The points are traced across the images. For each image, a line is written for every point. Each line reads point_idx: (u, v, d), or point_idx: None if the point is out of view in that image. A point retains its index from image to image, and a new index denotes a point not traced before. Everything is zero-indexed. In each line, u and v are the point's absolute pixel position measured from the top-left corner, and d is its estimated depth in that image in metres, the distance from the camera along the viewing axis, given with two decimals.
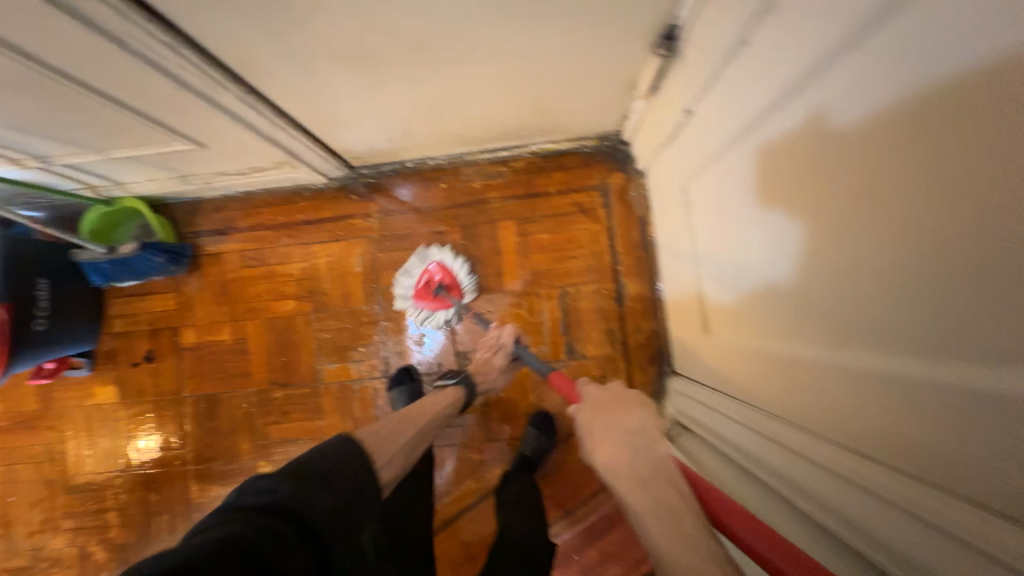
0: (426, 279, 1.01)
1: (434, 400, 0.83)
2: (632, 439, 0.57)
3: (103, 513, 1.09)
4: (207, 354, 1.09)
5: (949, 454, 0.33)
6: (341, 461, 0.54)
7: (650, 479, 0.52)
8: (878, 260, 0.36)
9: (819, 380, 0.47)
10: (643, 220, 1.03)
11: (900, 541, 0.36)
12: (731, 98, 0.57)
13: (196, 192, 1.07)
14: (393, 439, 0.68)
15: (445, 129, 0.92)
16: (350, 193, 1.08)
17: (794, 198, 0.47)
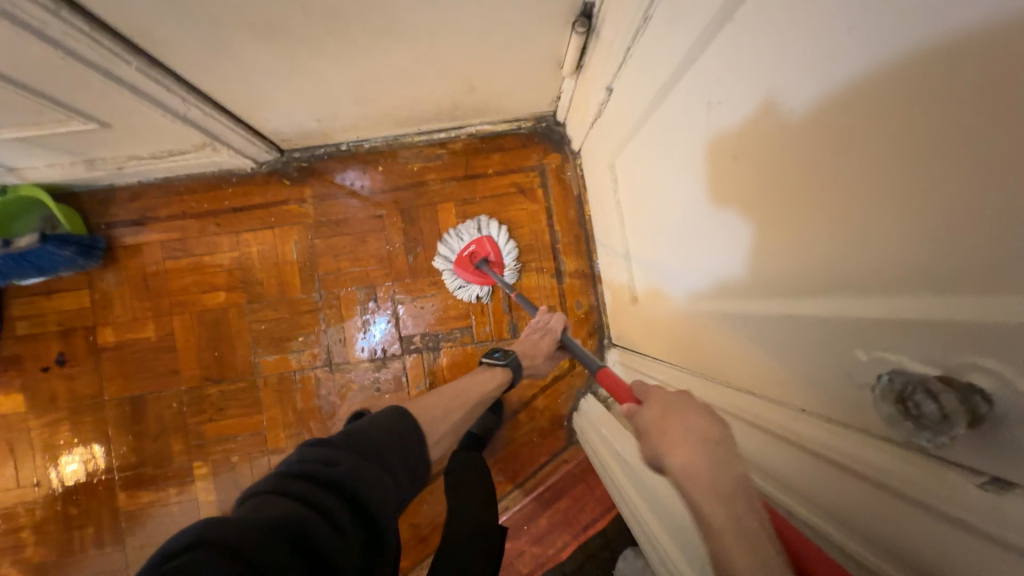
0: (473, 249, 1.01)
1: (484, 379, 0.85)
2: (715, 447, 0.40)
3: (17, 532, 1.01)
4: (130, 353, 1.02)
5: (860, 398, 0.34)
6: (392, 442, 0.56)
7: (736, 500, 0.36)
8: (799, 211, 0.36)
9: (744, 336, 0.48)
10: (580, 199, 1.06)
11: (820, 482, 0.38)
12: (652, 61, 0.57)
13: (108, 179, 0.99)
14: (440, 421, 0.74)
15: (377, 110, 0.91)
16: (282, 178, 1.04)
17: (720, 155, 0.46)
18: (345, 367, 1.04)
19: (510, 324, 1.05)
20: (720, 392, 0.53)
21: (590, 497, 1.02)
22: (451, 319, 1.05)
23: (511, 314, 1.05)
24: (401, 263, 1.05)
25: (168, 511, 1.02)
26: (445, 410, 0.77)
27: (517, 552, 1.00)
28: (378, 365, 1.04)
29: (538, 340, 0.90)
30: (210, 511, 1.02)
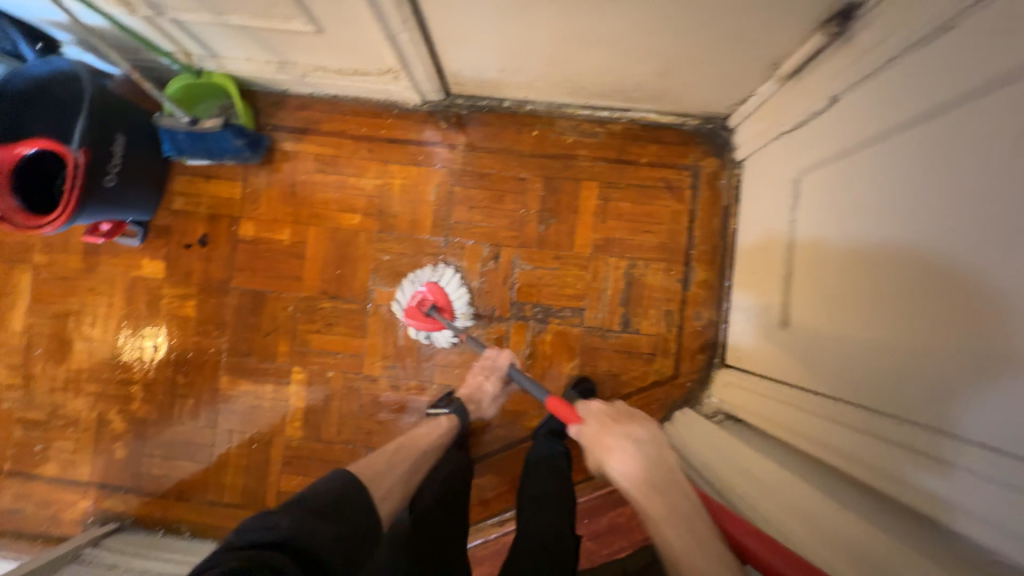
0: (421, 298, 1.02)
1: (428, 429, 0.85)
2: (646, 449, 0.59)
3: (128, 385, 1.09)
4: (262, 250, 1.07)
5: (926, 401, 0.49)
6: (340, 498, 0.61)
7: (667, 491, 0.55)
8: (906, 270, 0.53)
9: (850, 358, 0.62)
10: (727, 210, 1.02)
11: (895, 465, 0.52)
12: (853, 116, 0.66)
13: (287, 85, 1.04)
14: (383, 476, 0.70)
15: (560, 74, 0.90)
16: (440, 120, 1.06)
17: (860, 218, 0.62)
18: (451, 316, 1.05)
19: (623, 317, 1.03)
20: (823, 402, 0.66)
21: None
22: (565, 297, 1.04)
23: (626, 307, 1.03)
24: (530, 229, 1.04)
25: (259, 405, 1.07)
26: (387, 462, 0.73)
27: None
28: (483, 322, 1.05)
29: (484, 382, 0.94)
30: (296, 417, 1.07)
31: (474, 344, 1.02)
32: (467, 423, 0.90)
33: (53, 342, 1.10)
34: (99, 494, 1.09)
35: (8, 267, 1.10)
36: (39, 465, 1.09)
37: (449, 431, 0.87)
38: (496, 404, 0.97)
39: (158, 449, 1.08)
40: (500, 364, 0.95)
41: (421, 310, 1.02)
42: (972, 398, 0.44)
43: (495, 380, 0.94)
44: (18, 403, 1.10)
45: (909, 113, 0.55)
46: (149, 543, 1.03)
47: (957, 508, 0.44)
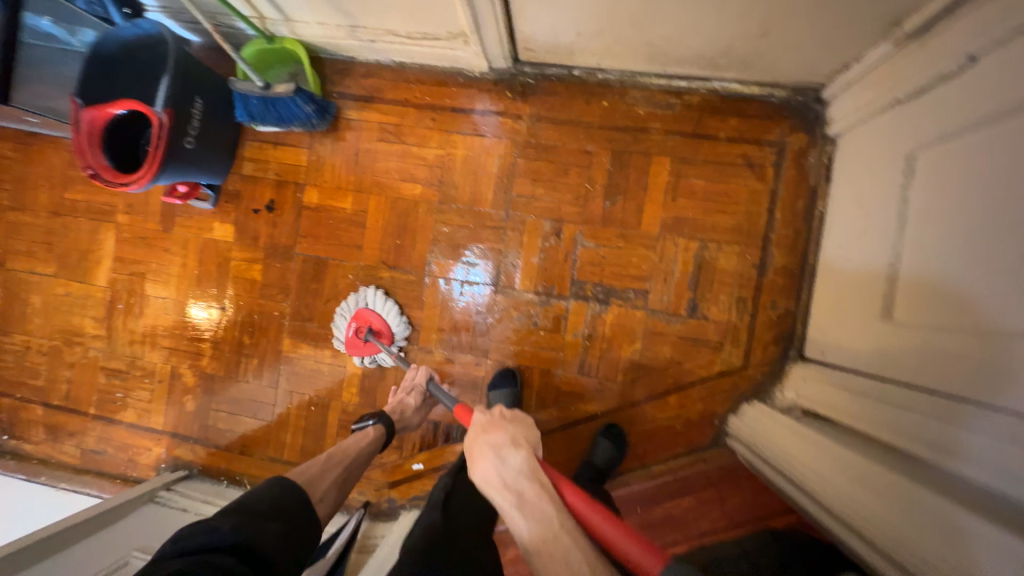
0: (356, 327, 1.04)
1: (356, 437, 0.90)
2: (501, 451, 0.65)
3: (198, 343, 1.14)
4: (325, 218, 1.09)
5: (1013, 387, 0.51)
6: (278, 497, 0.71)
7: (521, 488, 0.62)
8: (999, 259, 0.54)
9: (932, 346, 0.63)
10: (815, 191, 0.93)
11: (977, 449, 0.53)
12: (962, 94, 0.62)
13: (354, 51, 1.03)
14: (317, 481, 0.78)
15: (641, 37, 0.84)
16: (505, 89, 1.02)
17: (954, 207, 0.62)
18: (507, 292, 1.03)
19: (690, 302, 0.97)
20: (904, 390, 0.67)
21: (718, 506, 0.95)
22: (628, 278, 0.99)
23: (694, 292, 0.97)
24: (595, 206, 1.00)
25: (317, 371, 1.10)
26: (322, 468, 0.81)
27: None
28: (541, 300, 1.02)
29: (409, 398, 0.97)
30: (351, 383, 1.09)
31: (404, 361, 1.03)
32: (393, 431, 0.93)
33: (132, 297, 1.17)
34: (170, 443, 1.16)
35: (96, 226, 1.18)
36: (119, 411, 1.18)
37: (380, 439, 0.91)
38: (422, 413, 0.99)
39: (223, 405, 1.14)
40: (420, 381, 0.97)
41: (358, 338, 1.03)
42: None
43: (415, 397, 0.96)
44: (102, 352, 1.18)
45: (1015, 96, 0.54)
46: (216, 492, 1.10)
47: (970, 460, 0.54)
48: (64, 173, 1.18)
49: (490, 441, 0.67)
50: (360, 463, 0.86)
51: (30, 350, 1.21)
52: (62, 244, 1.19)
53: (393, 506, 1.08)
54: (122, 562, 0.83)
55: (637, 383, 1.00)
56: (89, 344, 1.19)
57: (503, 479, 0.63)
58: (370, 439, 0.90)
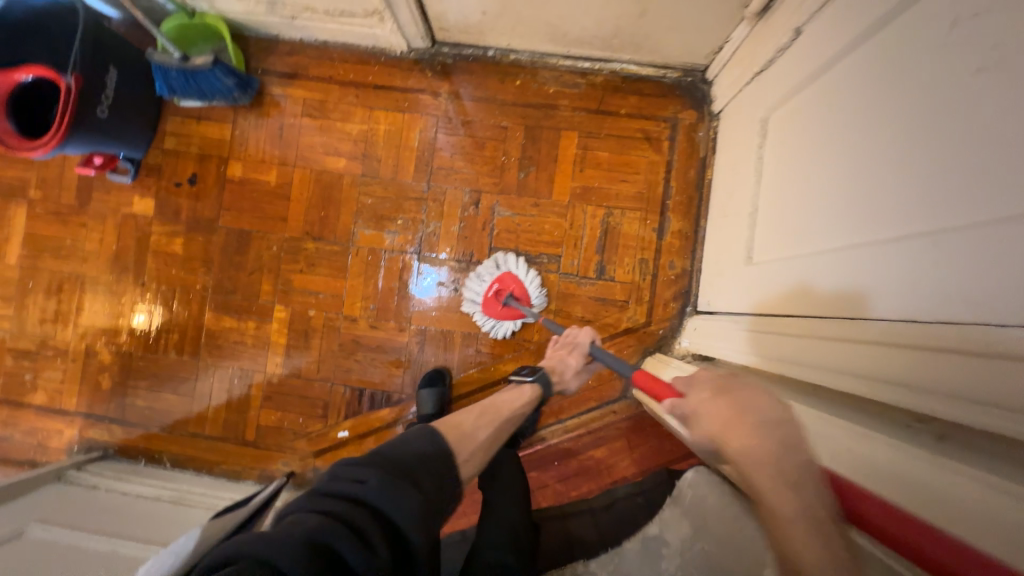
0: (498, 287, 1.02)
1: (511, 396, 0.83)
2: (769, 429, 0.55)
3: (116, 320, 1.12)
4: (249, 190, 1.10)
5: (920, 292, 0.48)
6: (431, 458, 0.59)
7: (796, 480, 0.50)
8: (895, 164, 0.52)
9: (832, 271, 0.61)
10: (704, 162, 1.03)
11: (898, 370, 0.49)
12: (811, 45, 0.69)
13: (277, 29, 1.06)
14: (469, 437, 0.70)
15: (542, 17, 0.92)
16: (425, 69, 1.08)
17: (843, 127, 0.61)
18: (431, 259, 1.07)
19: (598, 264, 1.05)
20: (808, 322, 0.65)
21: (628, 454, 1.02)
22: (543, 244, 1.06)
23: (602, 255, 1.05)
24: (510, 177, 1.07)
25: (243, 343, 1.10)
26: (477, 424, 0.74)
27: (541, 484, 1.02)
28: (462, 267, 1.07)
29: (567, 357, 0.91)
30: (277, 354, 1.09)
31: (551, 324, 0.99)
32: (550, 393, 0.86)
33: (43, 274, 1.13)
34: (84, 424, 1.12)
35: (4, 202, 1.14)
36: (28, 393, 1.13)
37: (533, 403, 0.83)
38: (580, 380, 0.92)
39: (143, 382, 1.11)
40: (582, 340, 0.91)
41: (498, 299, 1.02)
42: (972, 274, 0.42)
43: (578, 356, 0.89)
44: (8, 332, 1.13)
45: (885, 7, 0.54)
46: (133, 470, 1.07)
47: (905, 386, 0.49)
48: None
49: (760, 416, 0.56)
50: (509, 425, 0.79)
51: None
52: None
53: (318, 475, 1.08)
54: (17, 533, 0.80)
55: None
56: None
57: (786, 474, 0.51)
58: (524, 403, 0.83)
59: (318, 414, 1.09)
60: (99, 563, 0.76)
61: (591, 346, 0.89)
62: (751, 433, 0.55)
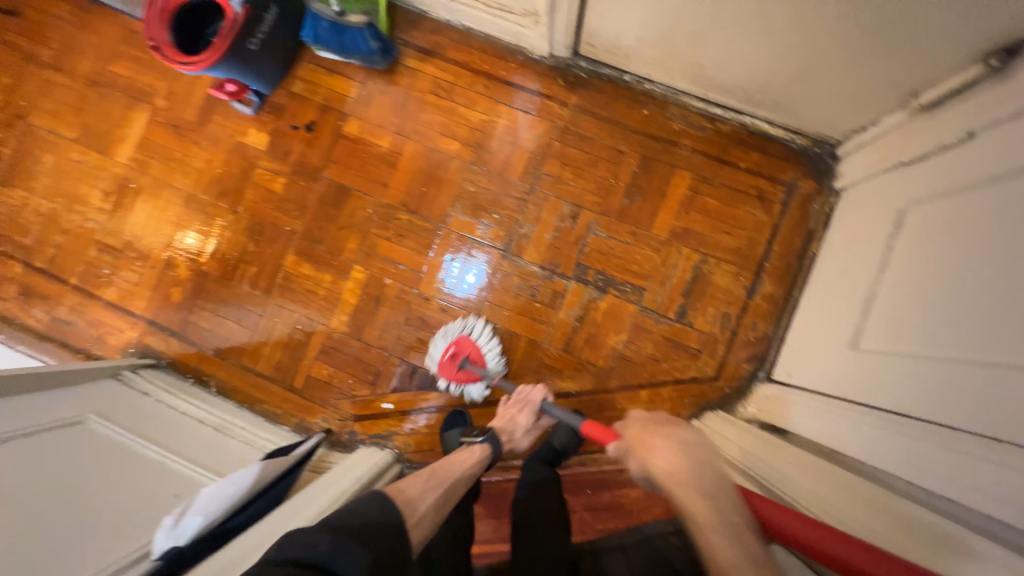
0: (454, 351, 1.03)
1: (461, 457, 0.84)
2: (690, 451, 0.63)
3: (202, 240, 1.15)
4: (360, 150, 1.13)
5: (994, 411, 0.52)
6: (382, 524, 0.61)
7: (715, 493, 0.57)
8: (1003, 291, 0.55)
9: (916, 371, 0.64)
10: (812, 234, 1.02)
11: (957, 471, 0.54)
12: (962, 157, 0.70)
13: (429, 6, 1.09)
14: (419, 500, 0.70)
15: (693, 58, 0.93)
16: (558, 78, 1.10)
17: (964, 243, 0.64)
18: (515, 260, 1.08)
19: (680, 307, 1.04)
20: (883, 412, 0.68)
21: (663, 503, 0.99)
22: (630, 273, 1.05)
23: (686, 299, 1.03)
24: (614, 201, 1.07)
25: (313, 294, 1.12)
26: (425, 484, 0.74)
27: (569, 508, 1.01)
28: (545, 275, 1.07)
29: (518, 414, 0.95)
30: (343, 312, 1.11)
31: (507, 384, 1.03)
32: (500, 449, 0.89)
33: (148, 179, 1.17)
34: (146, 330, 1.14)
35: (132, 104, 1.19)
36: (101, 287, 1.16)
37: (485, 458, 0.86)
38: (529, 437, 0.96)
39: (210, 305, 1.13)
40: (534, 398, 0.97)
41: (455, 363, 1.03)
42: None
43: (528, 412, 0.95)
44: (101, 225, 1.17)
45: None
46: (179, 386, 1.08)
47: (954, 484, 0.54)
48: (115, 46, 1.20)
49: (676, 439, 0.65)
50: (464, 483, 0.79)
51: (27, 208, 1.20)
52: (92, 112, 1.20)
53: (351, 440, 1.08)
54: (77, 420, 0.82)
55: (614, 373, 1.04)
56: (89, 215, 1.18)
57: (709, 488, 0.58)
58: (473, 461, 0.85)
59: (366, 379, 1.09)
60: (137, 487, 0.76)
61: (542, 403, 0.95)
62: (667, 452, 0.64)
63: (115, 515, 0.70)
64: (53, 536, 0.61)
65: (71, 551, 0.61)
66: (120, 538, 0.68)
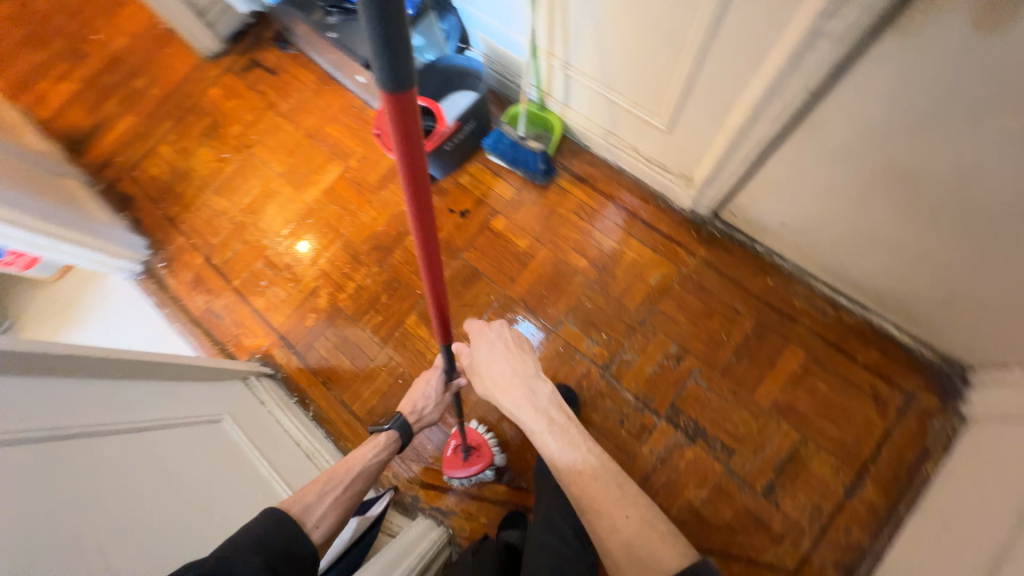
0: (455, 446, 1.12)
1: (358, 455, 0.94)
2: (524, 377, 0.88)
3: (346, 279, 1.32)
4: (499, 244, 1.27)
5: None
6: (274, 533, 0.70)
7: (546, 409, 0.85)
8: None
9: None
10: (928, 453, 0.98)
11: None
12: None
13: (593, 145, 1.27)
14: (314, 506, 0.81)
15: (831, 252, 0.99)
16: (692, 229, 1.19)
17: None
18: (613, 382, 1.13)
19: (769, 482, 1.01)
20: None
21: None
22: (723, 430, 1.06)
23: (777, 475, 1.01)
24: (721, 355, 1.10)
25: (422, 353, 1.24)
26: (321, 488, 0.85)
27: None
28: (637, 405, 1.10)
29: (424, 399, 1.05)
30: None
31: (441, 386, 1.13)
32: (406, 430, 1.01)
33: (322, 219, 1.40)
34: (275, 342, 1.31)
35: (332, 158, 1.45)
36: (255, 295, 1.36)
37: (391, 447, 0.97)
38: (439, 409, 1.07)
39: (334, 337, 1.28)
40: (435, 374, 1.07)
41: (459, 456, 1.10)
42: None
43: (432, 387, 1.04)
44: (272, 245, 1.40)
45: None
46: (287, 403, 1.21)
47: None
48: (335, 113, 1.50)
49: (510, 368, 0.89)
50: (362, 481, 0.91)
51: (225, 215, 1.46)
52: (300, 156, 1.48)
53: (414, 503, 1.13)
54: (217, 418, 0.96)
55: (685, 528, 1.01)
56: (266, 234, 1.41)
57: (531, 402, 0.86)
58: (380, 447, 0.98)
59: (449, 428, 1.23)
60: (248, 496, 0.84)
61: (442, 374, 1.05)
62: (505, 381, 0.88)
63: (210, 516, 0.75)
64: (163, 514, 0.69)
65: (182, 540, 0.68)
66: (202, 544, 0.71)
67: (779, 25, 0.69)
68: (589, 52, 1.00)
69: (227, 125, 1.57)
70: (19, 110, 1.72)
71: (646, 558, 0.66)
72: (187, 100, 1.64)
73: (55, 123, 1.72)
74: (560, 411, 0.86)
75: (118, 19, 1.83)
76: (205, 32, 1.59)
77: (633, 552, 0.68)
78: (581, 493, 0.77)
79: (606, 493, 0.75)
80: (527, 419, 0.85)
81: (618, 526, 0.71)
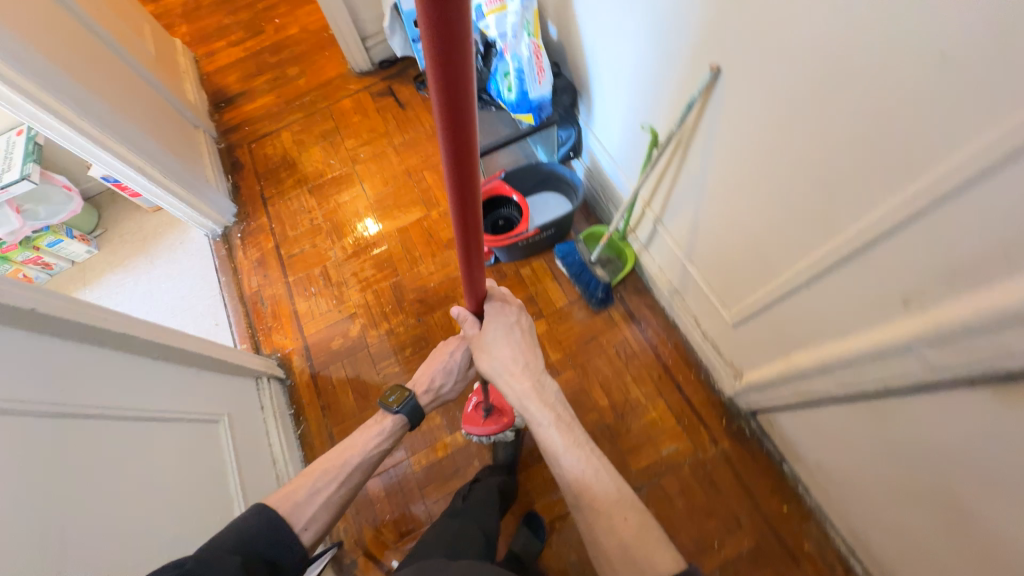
0: (477, 403, 1.16)
1: (356, 443, 0.96)
2: (535, 364, 0.83)
3: (384, 319, 1.37)
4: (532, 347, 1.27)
5: None
6: (260, 536, 0.76)
7: (552, 403, 0.82)
8: None
9: None
10: None
11: None
12: None
13: (657, 291, 1.26)
14: (304, 504, 0.85)
15: (860, 519, 0.91)
16: (723, 416, 1.14)
17: None
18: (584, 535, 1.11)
19: None
20: None
21: None
22: None
23: None
24: (704, 564, 1.02)
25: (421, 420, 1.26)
26: (320, 481, 0.89)
27: None
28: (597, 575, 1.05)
29: (443, 376, 1.06)
30: (426, 457, 1.22)
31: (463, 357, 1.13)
32: (417, 413, 1.01)
33: (387, 253, 1.47)
34: (298, 349, 1.37)
35: (418, 201, 1.54)
36: (300, 297, 1.44)
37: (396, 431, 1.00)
38: (456, 387, 1.07)
39: (349, 368, 1.33)
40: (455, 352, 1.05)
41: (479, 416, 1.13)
42: None
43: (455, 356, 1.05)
44: (334, 258, 1.48)
45: None
46: (282, 413, 1.26)
47: None
48: (439, 163, 1.59)
49: (523, 349, 0.84)
50: (358, 470, 0.95)
51: (308, 214, 1.58)
52: (392, 188, 1.57)
53: (349, 567, 1.12)
54: (215, 418, 1.01)
55: None
56: (333, 247, 1.50)
57: (540, 393, 0.82)
58: (384, 435, 0.99)
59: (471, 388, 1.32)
60: (209, 512, 0.87)
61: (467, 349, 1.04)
62: (518, 368, 0.83)
63: (170, 526, 0.77)
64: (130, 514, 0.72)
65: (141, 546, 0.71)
66: (157, 557, 0.72)
67: (868, 322, 0.65)
68: (682, 224, 1.01)
69: (345, 136, 1.71)
70: (190, 58, 1.97)
71: (645, 564, 0.62)
72: (323, 101, 1.81)
73: (213, 80, 1.96)
74: (565, 408, 0.83)
75: (299, 12, 2.08)
76: (361, 54, 1.76)
77: (628, 556, 0.64)
78: (584, 494, 0.73)
79: (609, 494, 0.72)
80: (534, 410, 0.81)
81: (617, 528, 0.67)
